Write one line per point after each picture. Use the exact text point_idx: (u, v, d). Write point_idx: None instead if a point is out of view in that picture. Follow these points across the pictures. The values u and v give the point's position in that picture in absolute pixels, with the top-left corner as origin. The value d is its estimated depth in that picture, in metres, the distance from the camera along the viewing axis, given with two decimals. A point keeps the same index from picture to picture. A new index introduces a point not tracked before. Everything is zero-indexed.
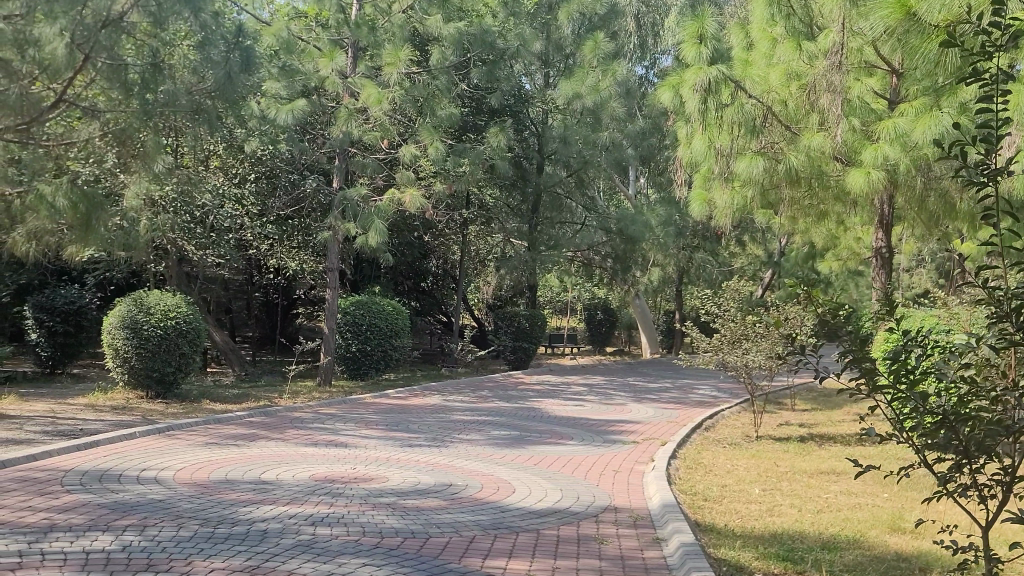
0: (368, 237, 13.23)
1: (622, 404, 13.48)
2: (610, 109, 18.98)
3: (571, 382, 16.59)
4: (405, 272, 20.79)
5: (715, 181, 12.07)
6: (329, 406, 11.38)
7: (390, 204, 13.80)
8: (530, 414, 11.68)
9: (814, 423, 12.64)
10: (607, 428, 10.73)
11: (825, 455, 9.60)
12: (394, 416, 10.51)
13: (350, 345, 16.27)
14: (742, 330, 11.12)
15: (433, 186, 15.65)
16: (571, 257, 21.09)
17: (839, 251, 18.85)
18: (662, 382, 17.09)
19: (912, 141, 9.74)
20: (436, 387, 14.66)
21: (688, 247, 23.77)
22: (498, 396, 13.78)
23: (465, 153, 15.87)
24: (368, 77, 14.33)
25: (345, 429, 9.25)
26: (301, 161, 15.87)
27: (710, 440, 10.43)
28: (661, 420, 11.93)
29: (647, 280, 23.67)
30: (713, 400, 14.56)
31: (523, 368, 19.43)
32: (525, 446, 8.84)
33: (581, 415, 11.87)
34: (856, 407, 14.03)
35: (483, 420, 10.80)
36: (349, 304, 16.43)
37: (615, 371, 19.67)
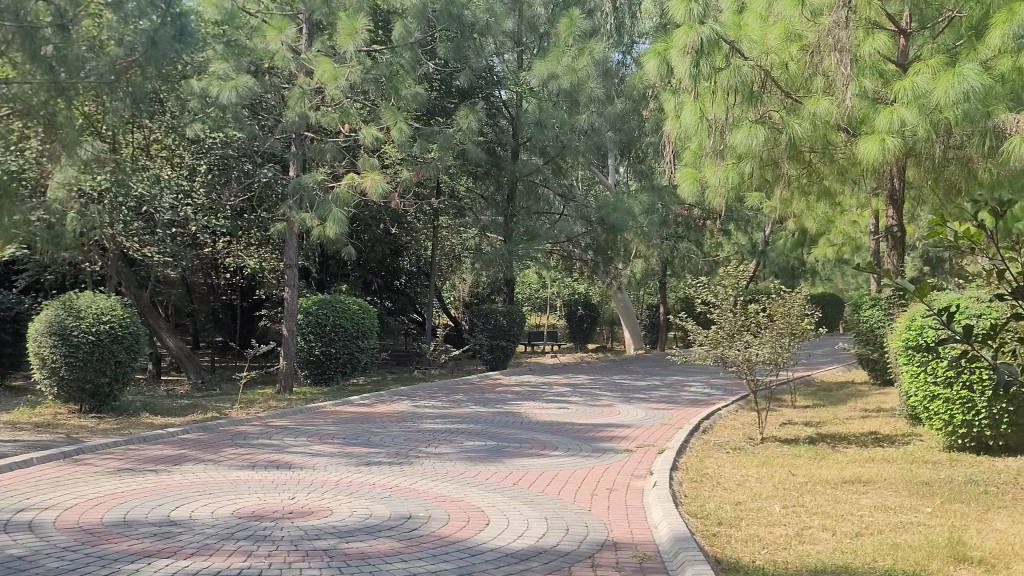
0: (326, 227, 11.96)
1: (609, 406, 12.32)
2: (588, 91, 17.82)
3: (552, 383, 15.38)
4: (376, 269, 19.61)
5: (706, 158, 10.93)
6: (280, 418, 10.10)
7: (349, 190, 12.54)
8: (506, 420, 10.48)
9: (821, 422, 11.51)
10: (594, 434, 9.56)
11: (842, 460, 8.47)
12: (353, 428, 9.26)
13: (313, 348, 15.00)
14: (744, 321, 9.96)
15: (399, 173, 14.44)
16: (550, 250, 19.89)
17: (834, 235, 17.81)
18: (651, 380, 15.95)
19: (933, 103, 8.64)
20: (406, 392, 13.40)
21: (672, 236, 22.63)
22: (473, 400, 12.55)
23: (434, 136, 14.64)
24: (324, 54, 13.09)
25: (294, 446, 8.01)
26: (255, 149, 14.67)
27: (710, 445, 9.25)
28: (654, 423, 10.77)
29: (630, 273, 22.50)
30: (707, 399, 13.41)
31: (501, 368, 18.17)
32: (503, 460, 7.67)
33: (565, 420, 10.70)
34: (862, 403, 12.93)
35: (457, 429, 9.60)
36: (311, 303, 15.21)
37: (599, 369, 18.50)
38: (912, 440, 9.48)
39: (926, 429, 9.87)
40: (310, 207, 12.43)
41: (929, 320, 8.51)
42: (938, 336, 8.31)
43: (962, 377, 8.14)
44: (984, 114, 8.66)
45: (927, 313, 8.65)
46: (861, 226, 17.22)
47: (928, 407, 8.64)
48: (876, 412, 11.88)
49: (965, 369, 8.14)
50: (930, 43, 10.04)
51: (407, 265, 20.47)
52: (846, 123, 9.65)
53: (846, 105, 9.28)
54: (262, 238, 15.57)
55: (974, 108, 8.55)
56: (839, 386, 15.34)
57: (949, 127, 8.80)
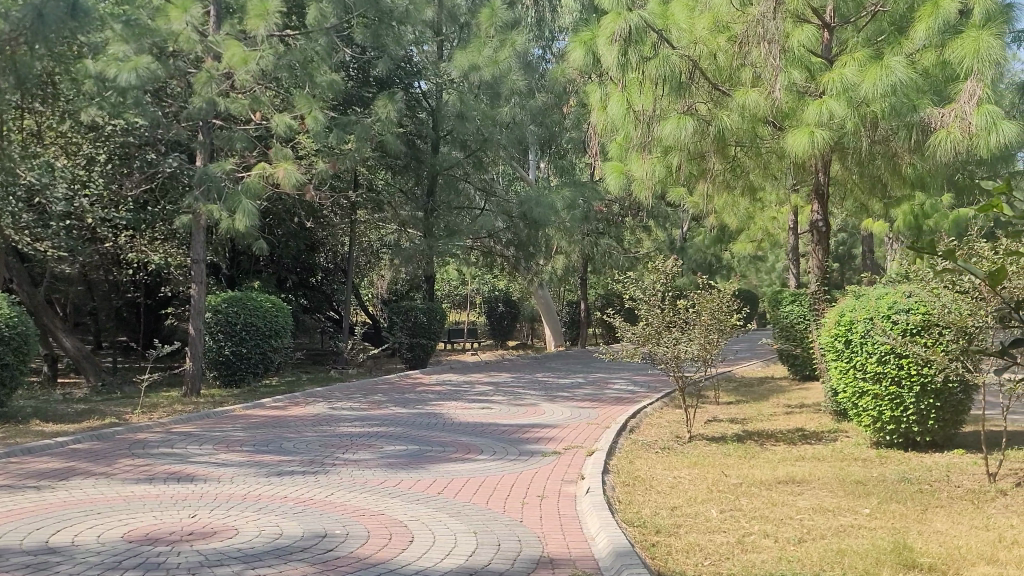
0: (235, 220, 11.27)
1: (533, 405, 11.98)
2: (510, 82, 17.44)
3: (474, 382, 14.97)
4: (290, 264, 18.87)
5: (633, 151, 10.68)
6: (185, 423, 9.42)
7: (259, 180, 11.88)
8: (429, 422, 10.03)
9: (746, 418, 11.40)
10: (521, 436, 9.19)
11: (773, 459, 8.30)
12: (265, 434, 8.68)
13: (223, 348, 14.24)
14: (672, 317, 9.75)
15: (314, 164, 13.80)
16: (471, 245, 19.47)
17: (753, 231, 17.88)
18: (574, 378, 15.70)
19: (861, 95, 8.54)
20: (322, 393, 12.80)
21: (594, 232, 22.48)
22: (393, 401, 12.06)
23: (351, 126, 14.04)
24: (233, 37, 12.39)
25: (198, 455, 7.41)
26: (160, 137, 13.79)
27: (639, 445, 8.99)
28: (581, 422, 10.45)
29: (552, 269, 22.27)
30: (633, 396, 13.20)
31: (421, 367, 17.66)
32: (426, 466, 7.22)
33: (489, 421, 10.30)
34: (785, 398, 12.92)
35: (377, 433, 9.09)
36: (220, 301, 14.30)
37: (521, 367, 18.16)
38: (839, 437, 9.40)
39: (852, 425, 9.82)
40: (217, 198, 11.73)
41: (858, 315, 8.40)
42: (867, 332, 8.21)
43: (891, 373, 8.05)
44: (910, 108, 8.61)
45: (855, 309, 8.55)
46: (781, 223, 17.31)
47: (857, 403, 8.55)
48: (800, 408, 11.85)
49: (893, 365, 8.06)
50: (856, 36, 9.99)
51: (324, 261, 19.80)
52: (774, 116, 9.52)
53: (775, 97, 9.13)
54: (167, 234, 14.67)
55: (901, 101, 8.48)
56: (761, 381, 15.37)
57: (876, 120, 8.73)
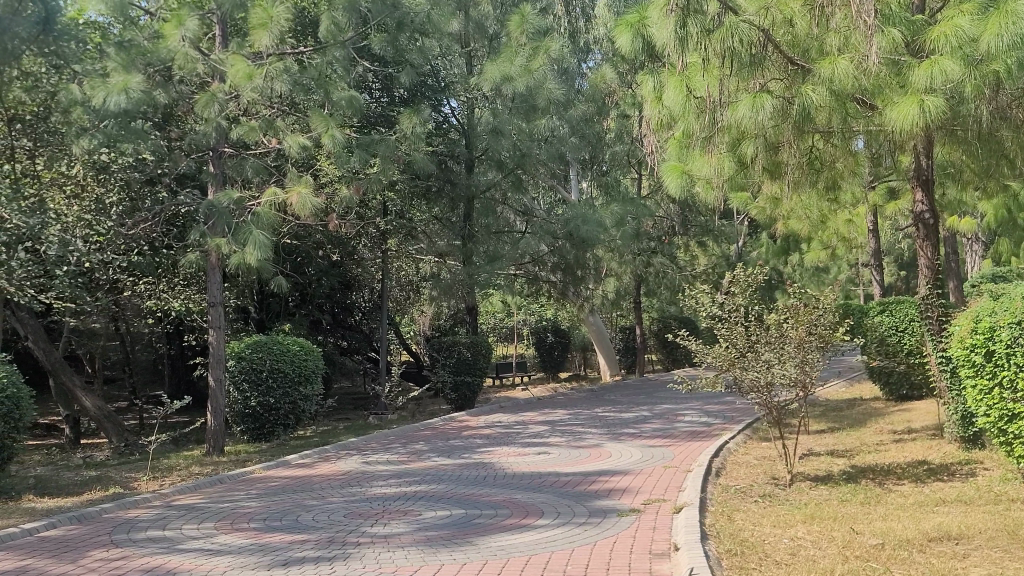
0: (246, 254, 9.98)
1: (597, 447, 10.42)
2: (547, 92, 16.03)
3: (528, 421, 13.46)
4: (325, 303, 17.66)
5: (697, 145, 9.20)
6: (192, 492, 8.03)
7: (269, 209, 10.57)
8: (476, 475, 8.53)
9: (848, 451, 9.72)
10: (587, 488, 7.65)
11: (907, 506, 6.63)
12: (280, 504, 7.22)
13: (249, 400, 12.92)
14: (759, 335, 8.19)
15: (337, 191, 12.54)
16: (514, 271, 18.11)
17: (825, 238, 16.22)
18: (638, 411, 14.11)
19: (981, 51, 6.99)
20: (357, 445, 11.37)
21: (645, 251, 20.95)
22: (436, 450, 10.60)
23: (374, 145, 12.60)
24: (239, 53, 11.20)
25: (191, 538, 5.95)
26: (173, 171, 12.65)
27: (732, 494, 7.38)
28: (657, 466, 8.87)
29: (601, 293, 20.75)
30: (708, 430, 11.57)
31: (468, 407, 16.17)
32: (479, 539, 5.71)
33: (548, 470, 8.77)
34: (887, 424, 11.19)
35: (417, 493, 7.61)
36: (243, 347, 12.92)
37: (578, 401, 16.61)
38: (977, 471, 7.69)
39: (988, 456, 8.10)
40: (226, 231, 10.41)
41: (1000, 320, 6.75)
42: (1015, 340, 6.56)
43: None
44: None
45: (995, 313, 6.90)
46: (856, 226, 15.64)
47: (1005, 430, 6.85)
48: (910, 436, 10.15)
49: None
50: None
51: (362, 300, 18.75)
52: (868, 88, 7.95)
53: (871, 64, 7.59)
54: (187, 278, 13.72)
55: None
56: (850, 404, 13.64)
57: (1000, 82, 7.18)
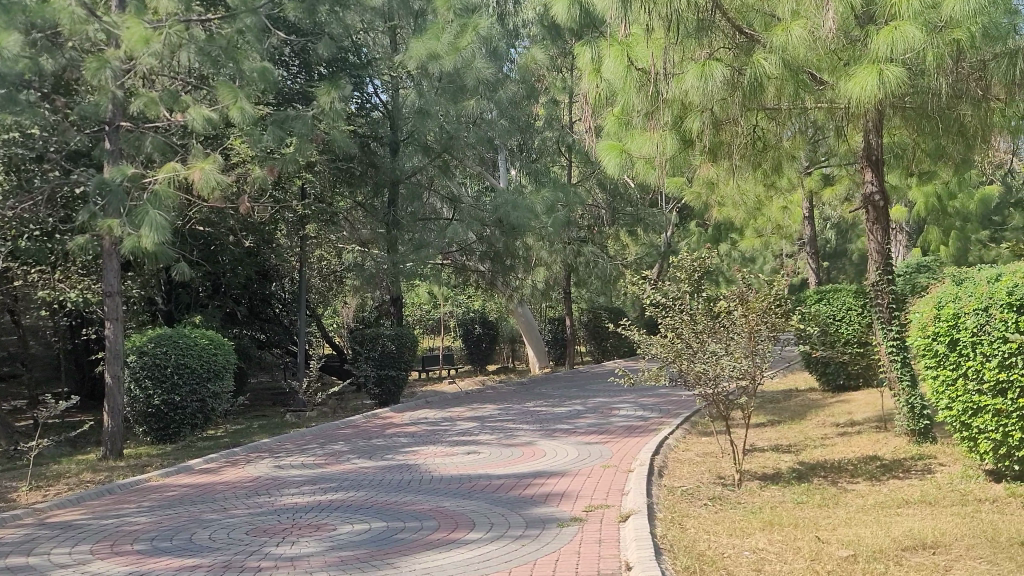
0: (141, 237, 8.98)
1: (530, 445, 9.75)
2: (476, 72, 15.08)
3: (456, 417, 12.71)
4: (239, 294, 16.58)
5: (638, 121, 8.59)
6: (74, 507, 7.06)
7: (168, 187, 9.58)
8: (400, 480, 7.76)
9: (793, 446, 9.26)
10: (523, 492, 6.95)
11: (868, 508, 6.10)
12: (174, 519, 6.32)
13: (152, 398, 11.85)
14: (707, 325, 7.62)
15: (248, 171, 11.59)
16: (441, 260, 17.43)
17: (759, 224, 15.85)
18: (571, 404, 13.51)
19: (944, 17, 6.53)
20: (270, 446, 10.46)
21: (575, 240, 20.38)
22: (356, 451, 9.77)
23: (289, 122, 11.65)
24: (136, 15, 10.14)
25: (58, 567, 5.03)
26: (67, 147, 11.53)
27: (680, 497, 6.76)
28: (595, 466, 8.22)
29: (531, 283, 20.08)
30: (646, 425, 11.02)
31: (392, 403, 15.33)
32: (402, 561, 4.94)
33: (479, 472, 8.05)
34: (829, 417, 10.81)
35: (332, 503, 6.79)
36: (145, 341, 11.87)
37: (508, 395, 15.94)
38: (933, 467, 7.26)
39: (942, 451, 7.69)
40: (120, 211, 9.38)
41: (965, 306, 6.27)
42: (981, 327, 6.09)
43: (1021, 381, 5.80)
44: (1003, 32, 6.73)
45: (960, 298, 6.43)
46: (791, 214, 15.32)
47: (969, 424, 6.40)
48: (854, 429, 9.75)
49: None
50: None
51: (281, 291, 17.73)
52: (817, 62, 7.70)
53: (826, 31, 7.07)
54: (85, 265, 12.57)
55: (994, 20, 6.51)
56: (786, 395, 13.29)
57: (963, 51, 6.73)
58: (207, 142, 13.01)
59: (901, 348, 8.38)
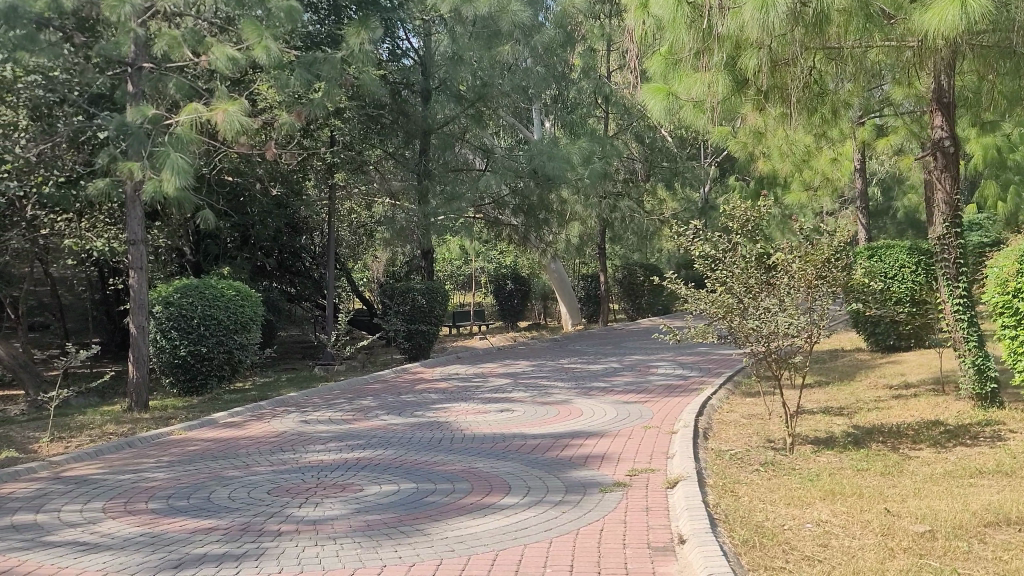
0: (162, 181, 8.59)
1: (566, 403, 9.35)
2: (511, 14, 14.39)
3: (488, 373, 12.35)
4: (269, 246, 16.28)
5: (687, 60, 8.03)
6: (94, 460, 6.78)
7: (190, 129, 9.18)
8: (431, 438, 7.40)
9: (845, 408, 8.77)
10: (560, 454, 6.55)
11: (938, 478, 5.60)
12: (193, 476, 5.99)
13: (178, 349, 11.60)
14: (759, 279, 7.10)
15: (276, 116, 11.16)
16: (473, 213, 16.97)
17: (806, 178, 15.15)
18: (608, 362, 13.09)
19: None
20: (298, 401, 10.16)
21: (611, 194, 19.80)
22: (385, 407, 9.41)
23: (317, 64, 11.15)
24: None
25: (67, 526, 4.71)
26: (90, 91, 11.17)
27: (729, 462, 6.30)
28: (635, 426, 7.79)
29: (565, 238, 19.54)
30: (687, 384, 10.57)
31: (423, 358, 15.01)
32: (433, 528, 4.55)
33: (514, 431, 7.67)
34: (881, 378, 10.29)
35: (358, 461, 6.43)
36: (172, 292, 11.60)
37: (542, 352, 15.55)
38: (1004, 434, 6.75)
39: (1012, 418, 7.16)
40: (142, 154, 9.02)
41: None
42: None
43: None
44: None
45: None
46: (841, 167, 14.65)
47: None
48: (910, 392, 9.21)
49: None
50: None
51: (311, 244, 17.39)
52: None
53: None
54: (111, 214, 12.28)
55: None
56: (832, 355, 12.76)
57: None
58: (234, 86, 12.59)
59: (969, 306, 7.79)
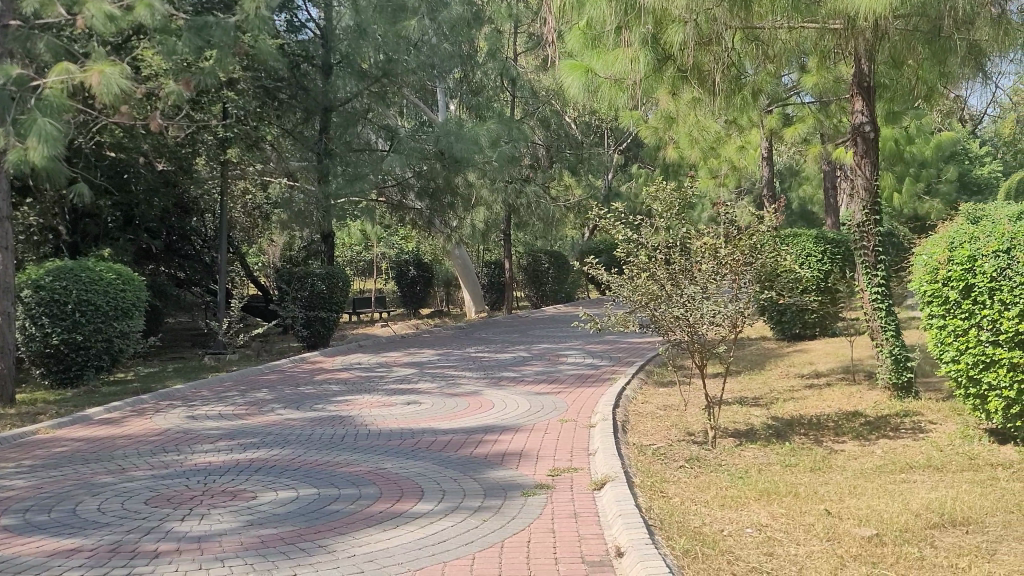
0: (28, 150, 7.68)
1: (476, 395, 8.88)
2: None
3: (392, 363, 11.76)
4: (155, 227, 15.21)
5: (607, 35, 7.63)
6: None
7: (61, 92, 8.26)
8: (332, 435, 6.80)
9: (760, 398, 8.59)
10: (475, 452, 6.07)
11: (870, 474, 5.37)
12: (58, 483, 5.24)
13: (49, 338, 10.59)
14: (684, 265, 6.78)
15: (161, 84, 10.26)
16: (375, 195, 16.29)
17: (713, 165, 15.08)
18: (516, 351, 12.68)
19: None
20: (184, 394, 9.37)
21: (517, 179, 19.40)
22: (281, 400, 8.73)
23: (208, 28, 10.31)
24: None
25: None
26: None
27: (653, 459, 5.96)
28: (552, 420, 7.38)
29: (470, 223, 19.02)
30: (599, 374, 10.24)
31: (322, 346, 14.27)
32: (338, 543, 4.00)
33: (423, 426, 7.15)
34: (791, 367, 10.21)
35: (251, 463, 5.79)
36: (43, 274, 10.58)
37: (446, 340, 15.03)
38: (925, 425, 6.63)
39: (930, 409, 7.07)
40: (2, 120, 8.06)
41: (984, 248, 5.54)
42: (1001, 272, 5.37)
43: None
44: None
45: (977, 239, 5.71)
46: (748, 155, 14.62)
47: (978, 380, 5.71)
48: (822, 382, 9.11)
49: None
50: None
51: (202, 226, 16.37)
52: None
53: None
54: None
55: None
56: (740, 344, 12.69)
57: None
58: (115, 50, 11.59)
59: (886, 295, 7.69)
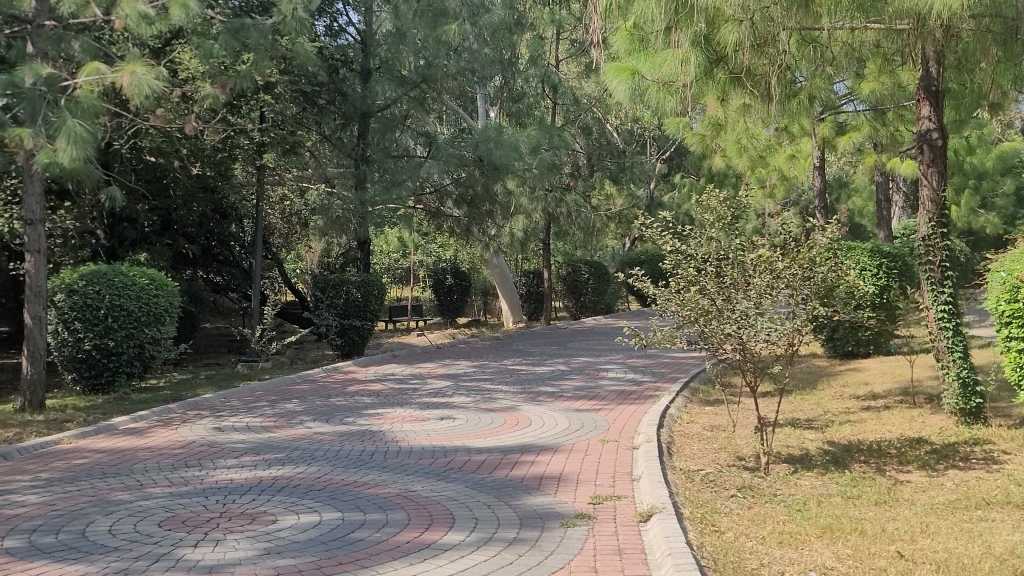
0: (57, 151, 7.48)
1: (513, 410, 8.50)
2: None
3: (426, 374, 11.43)
4: (192, 232, 15.08)
5: (657, 34, 7.23)
6: None
7: (92, 93, 8.07)
8: (361, 451, 6.47)
9: (814, 420, 8.12)
10: (510, 474, 5.69)
11: (943, 511, 4.91)
12: (71, 500, 4.97)
13: (81, 343, 10.44)
14: (736, 278, 6.35)
15: (198, 87, 10.08)
16: (413, 203, 16.02)
17: (761, 175, 14.57)
18: (555, 364, 12.29)
19: None
20: (213, 403, 9.13)
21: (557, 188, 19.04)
22: (312, 412, 8.44)
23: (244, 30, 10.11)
24: None
25: None
26: None
27: (702, 487, 5.54)
28: (592, 440, 6.98)
29: (509, 231, 18.69)
30: (642, 390, 9.82)
31: (356, 355, 14.02)
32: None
33: (456, 444, 6.79)
34: (844, 386, 9.71)
35: (274, 481, 5.46)
36: (75, 279, 10.44)
37: (483, 350, 14.70)
38: (997, 456, 6.13)
39: (1002, 437, 6.56)
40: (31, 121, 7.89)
41: None
42: None
43: None
44: None
45: None
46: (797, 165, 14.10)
47: None
48: (879, 403, 8.61)
49: None
50: None
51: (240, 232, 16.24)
52: None
53: None
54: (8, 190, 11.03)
55: None
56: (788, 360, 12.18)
57: None
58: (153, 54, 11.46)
59: (953, 314, 7.19)
